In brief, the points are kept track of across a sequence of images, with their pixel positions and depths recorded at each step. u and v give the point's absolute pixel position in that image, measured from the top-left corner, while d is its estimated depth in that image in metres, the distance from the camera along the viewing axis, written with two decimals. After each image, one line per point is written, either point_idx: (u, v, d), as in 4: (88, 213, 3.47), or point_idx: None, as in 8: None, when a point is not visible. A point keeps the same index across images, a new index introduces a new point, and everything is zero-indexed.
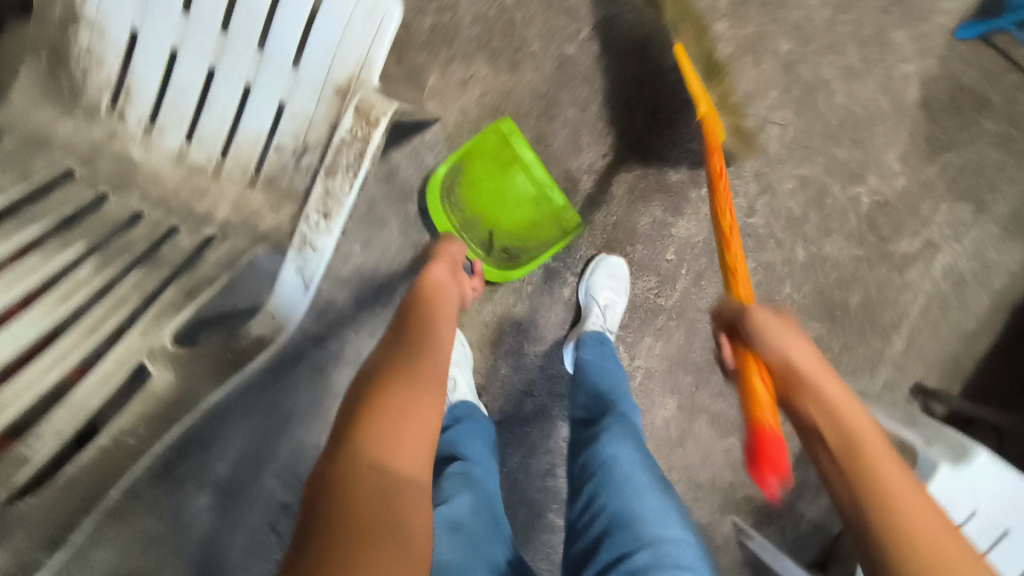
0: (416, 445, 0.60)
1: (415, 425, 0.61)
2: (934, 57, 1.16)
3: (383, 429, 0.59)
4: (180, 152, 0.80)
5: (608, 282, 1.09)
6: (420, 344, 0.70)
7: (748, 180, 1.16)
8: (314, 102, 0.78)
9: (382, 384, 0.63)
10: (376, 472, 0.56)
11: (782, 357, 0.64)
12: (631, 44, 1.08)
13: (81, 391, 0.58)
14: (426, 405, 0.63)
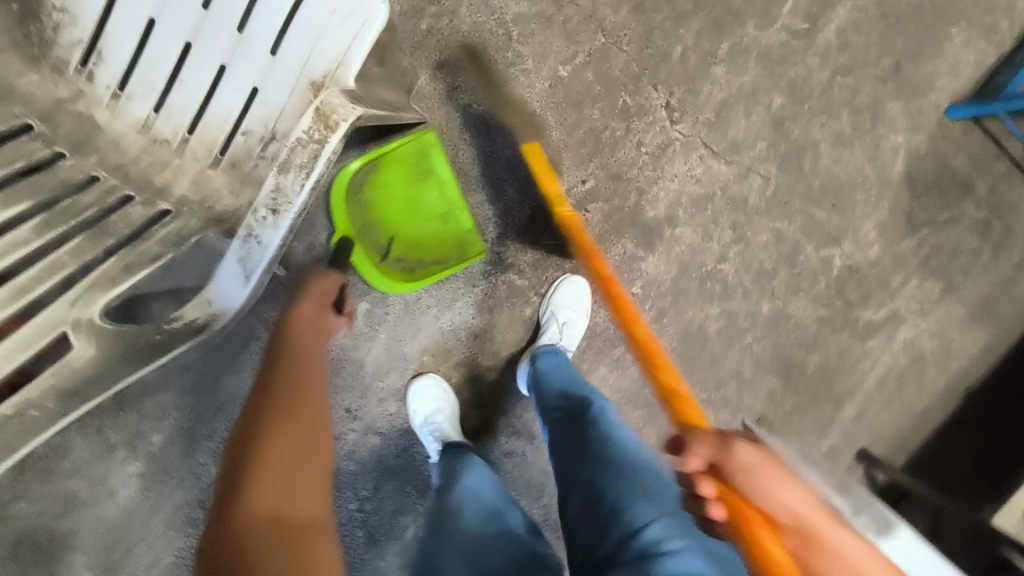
0: (309, 486, 0.59)
1: (315, 465, 0.61)
2: (924, 133, 1.16)
3: (279, 479, 0.57)
4: (145, 121, 0.80)
5: (569, 301, 1.11)
6: (296, 380, 0.67)
7: (724, 228, 1.15)
8: (287, 93, 0.78)
9: (264, 435, 0.60)
10: (278, 528, 0.55)
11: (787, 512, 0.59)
12: (625, 78, 1.09)
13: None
14: (312, 447, 0.61)
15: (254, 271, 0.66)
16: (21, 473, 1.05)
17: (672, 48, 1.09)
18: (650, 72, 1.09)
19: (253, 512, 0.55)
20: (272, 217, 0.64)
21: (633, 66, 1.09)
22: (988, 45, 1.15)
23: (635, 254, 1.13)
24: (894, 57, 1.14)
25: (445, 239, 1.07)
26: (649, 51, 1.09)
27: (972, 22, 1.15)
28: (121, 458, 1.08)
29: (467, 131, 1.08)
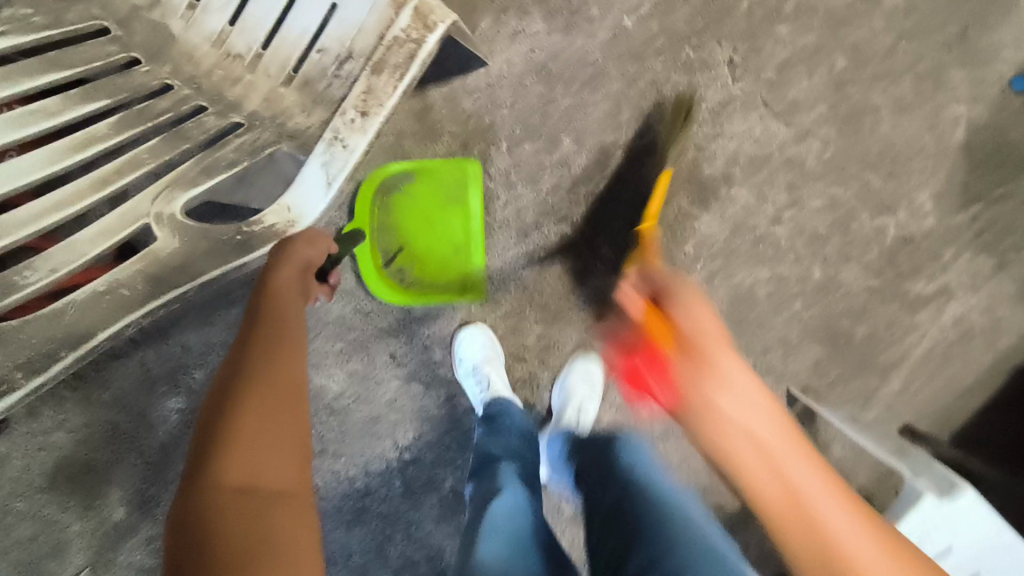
0: (280, 452, 0.54)
1: (276, 428, 0.55)
2: (985, 104, 1.15)
3: (245, 445, 0.53)
4: (219, 35, 0.78)
5: (603, 334, 1.05)
6: (273, 340, 0.61)
7: (780, 190, 1.13)
8: (366, 11, 0.76)
9: (235, 399, 0.56)
10: (243, 496, 0.51)
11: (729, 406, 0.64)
12: (688, 31, 1.08)
13: (81, 236, 0.61)
14: (287, 413, 0.56)
15: (336, 176, 0.77)
16: (63, 400, 1.05)
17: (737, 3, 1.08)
18: (714, 27, 1.08)
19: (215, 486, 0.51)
20: (360, 120, 0.76)
21: (697, 20, 1.08)
22: None
23: (689, 213, 1.12)
24: (960, 25, 1.12)
25: (452, 268, 1.09)
26: (713, 6, 1.08)
27: None
28: (162, 392, 1.08)
29: (527, 77, 1.06)
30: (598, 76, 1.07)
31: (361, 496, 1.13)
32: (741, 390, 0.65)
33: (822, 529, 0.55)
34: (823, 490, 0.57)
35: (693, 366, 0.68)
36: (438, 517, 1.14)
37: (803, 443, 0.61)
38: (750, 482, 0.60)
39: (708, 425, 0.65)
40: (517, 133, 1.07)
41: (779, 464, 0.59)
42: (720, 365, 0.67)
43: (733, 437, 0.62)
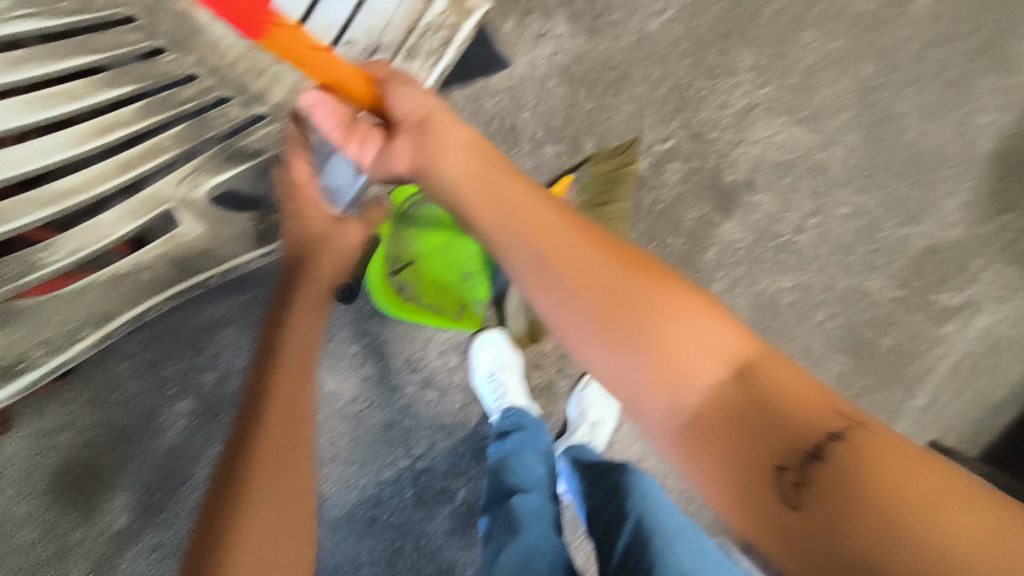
0: (286, 555, 0.55)
1: (292, 469, 0.58)
2: (1014, 113, 1.13)
3: (251, 556, 0.53)
4: (245, 26, 0.76)
5: (600, 401, 1.07)
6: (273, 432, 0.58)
7: (803, 197, 1.11)
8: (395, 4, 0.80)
9: (239, 506, 0.55)
10: None
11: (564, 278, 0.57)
12: (712, 36, 1.07)
13: (107, 219, 0.63)
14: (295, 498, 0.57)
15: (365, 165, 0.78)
16: (67, 403, 1.01)
17: (762, 9, 1.08)
18: (738, 32, 1.07)
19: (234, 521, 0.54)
20: None
21: (722, 25, 1.07)
22: None
23: (712, 219, 1.10)
24: (984, 34, 1.12)
25: (454, 292, 1.04)
26: (738, 11, 1.07)
27: None
28: (172, 394, 1.06)
29: (551, 79, 1.05)
30: (622, 79, 1.06)
31: (372, 506, 1.08)
32: (537, 225, 0.60)
33: (716, 370, 0.52)
34: (716, 344, 0.53)
35: (490, 210, 0.61)
36: (450, 530, 1.10)
37: (669, 286, 0.56)
38: (615, 343, 0.55)
39: (553, 274, 0.57)
40: (539, 136, 1.06)
41: (671, 327, 0.54)
42: (548, 223, 0.59)
43: (588, 287, 0.56)
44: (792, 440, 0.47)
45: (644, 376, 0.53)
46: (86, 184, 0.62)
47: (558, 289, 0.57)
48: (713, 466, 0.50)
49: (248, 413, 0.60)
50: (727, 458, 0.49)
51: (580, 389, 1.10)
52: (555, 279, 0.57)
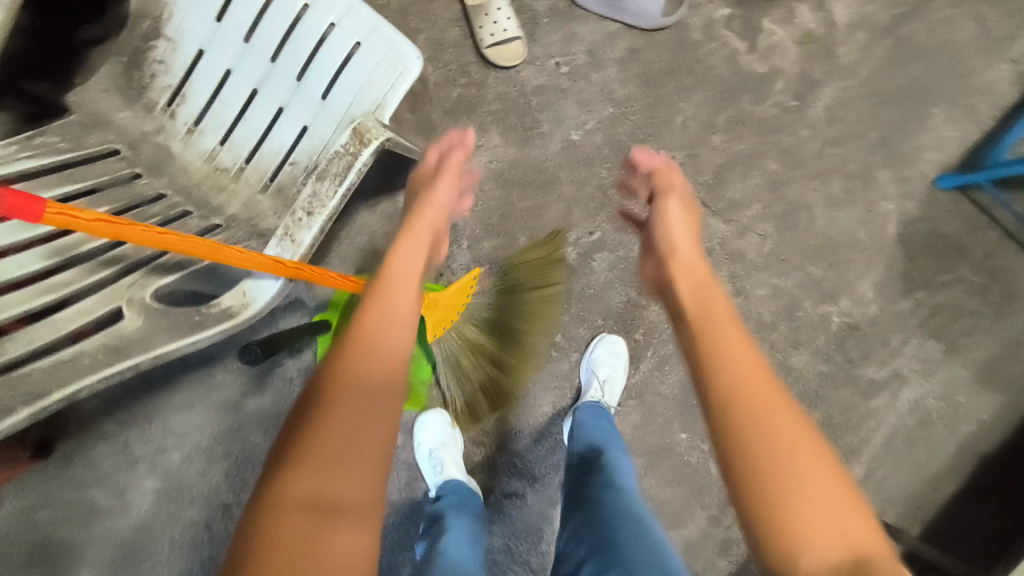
0: (350, 476, 0.61)
1: (354, 465, 0.61)
2: (914, 202, 1.24)
3: (323, 465, 0.60)
4: (211, 153, 0.94)
5: (608, 359, 1.15)
6: (362, 363, 0.69)
7: (724, 281, 1.21)
8: (332, 130, 0.92)
9: (316, 430, 0.63)
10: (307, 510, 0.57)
11: (733, 343, 0.72)
12: (630, 142, 1.21)
13: (62, 315, 0.68)
14: (369, 435, 0.64)
15: None
16: (51, 480, 1.13)
17: (675, 117, 1.22)
18: (654, 138, 1.22)
19: (286, 497, 0.58)
20: None
21: (639, 132, 1.22)
22: (970, 124, 1.25)
23: (639, 301, 1.20)
24: (880, 132, 1.24)
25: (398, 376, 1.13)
26: (653, 120, 1.22)
27: (954, 102, 1.25)
28: (142, 473, 1.15)
29: (487, 183, 1.19)
30: (552, 181, 1.20)
31: None
32: (734, 356, 0.70)
33: (848, 539, 0.58)
34: (848, 528, 0.58)
35: (709, 349, 0.71)
36: None
37: (828, 463, 0.62)
38: (755, 476, 0.62)
39: (735, 380, 0.68)
40: (478, 232, 1.19)
41: (792, 456, 0.62)
42: (720, 316, 0.76)
43: (769, 435, 0.63)
44: (838, 549, 0.57)
45: (770, 510, 0.60)
46: (51, 286, 0.69)
47: (710, 336, 0.73)
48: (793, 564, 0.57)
49: (318, 406, 0.65)
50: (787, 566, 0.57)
51: (596, 340, 1.18)
52: (710, 333, 0.73)
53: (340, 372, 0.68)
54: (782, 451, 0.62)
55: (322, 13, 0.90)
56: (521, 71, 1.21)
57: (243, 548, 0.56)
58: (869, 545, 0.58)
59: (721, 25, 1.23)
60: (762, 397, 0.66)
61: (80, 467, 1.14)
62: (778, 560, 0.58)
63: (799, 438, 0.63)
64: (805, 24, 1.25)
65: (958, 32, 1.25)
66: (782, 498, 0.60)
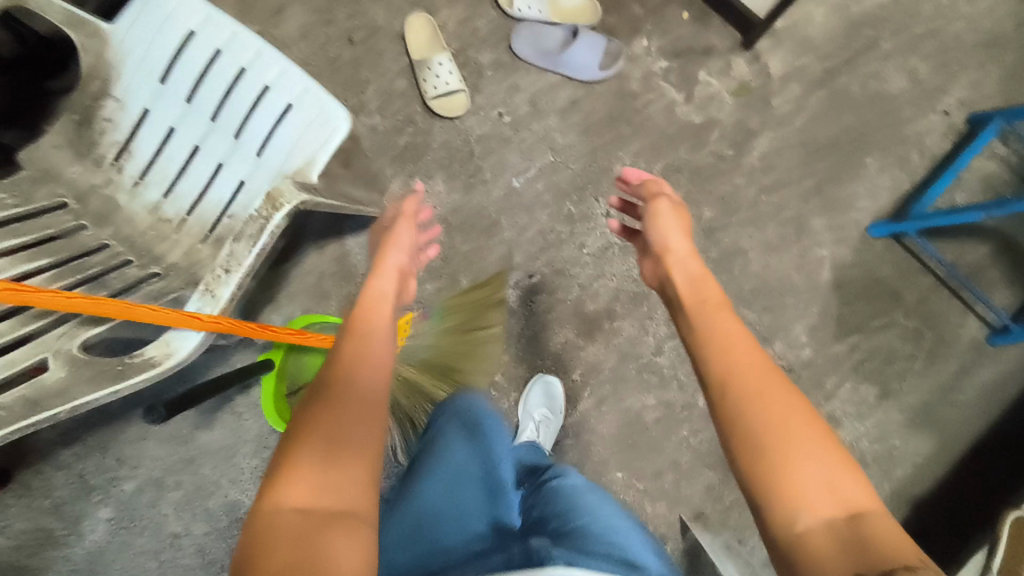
0: (340, 482, 0.59)
1: (356, 460, 0.61)
2: (848, 247, 1.28)
3: (311, 476, 0.58)
4: (156, 204, 1.00)
5: (542, 403, 1.19)
6: (344, 383, 0.69)
7: (659, 324, 1.25)
8: (267, 184, 0.97)
9: (301, 443, 0.61)
10: (303, 516, 0.55)
11: (724, 326, 0.74)
12: (570, 189, 1.27)
13: None
14: (357, 443, 0.63)
15: None
16: (7, 507, 1.17)
17: (613, 165, 1.27)
18: (593, 185, 1.27)
19: (280, 510, 0.56)
20: None
21: (578, 179, 1.27)
22: (901, 173, 1.30)
23: (576, 343, 1.23)
24: (814, 180, 1.29)
25: None
26: (592, 168, 1.27)
27: (885, 152, 1.30)
28: (95, 501, 1.19)
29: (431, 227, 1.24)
30: (494, 225, 1.25)
31: None
32: (728, 344, 0.71)
33: (846, 499, 0.56)
34: (845, 491, 0.56)
35: (710, 335, 0.72)
36: None
37: (823, 432, 0.60)
38: (755, 443, 0.60)
39: (727, 368, 0.67)
40: (421, 275, 1.24)
41: (785, 425, 0.60)
42: (714, 303, 0.79)
43: (762, 407, 0.62)
44: (835, 505, 0.55)
45: (769, 472, 0.58)
46: None
47: (707, 324, 0.75)
48: (792, 522, 0.55)
49: (316, 410, 0.65)
50: (788, 524, 0.55)
51: (533, 383, 1.22)
52: (705, 322, 0.76)
53: (337, 386, 0.69)
54: (762, 423, 0.61)
55: (257, 77, 0.97)
56: (466, 121, 1.27)
57: (248, 541, 0.53)
58: (865, 505, 0.56)
59: (660, 77, 1.29)
60: (752, 365, 0.66)
61: (36, 495, 1.18)
62: (779, 519, 0.55)
63: (781, 407, 0.61)
64: (742, 77, 1.30)
65: (889, 85, 1.31)
66: (780, 462, 0.58)
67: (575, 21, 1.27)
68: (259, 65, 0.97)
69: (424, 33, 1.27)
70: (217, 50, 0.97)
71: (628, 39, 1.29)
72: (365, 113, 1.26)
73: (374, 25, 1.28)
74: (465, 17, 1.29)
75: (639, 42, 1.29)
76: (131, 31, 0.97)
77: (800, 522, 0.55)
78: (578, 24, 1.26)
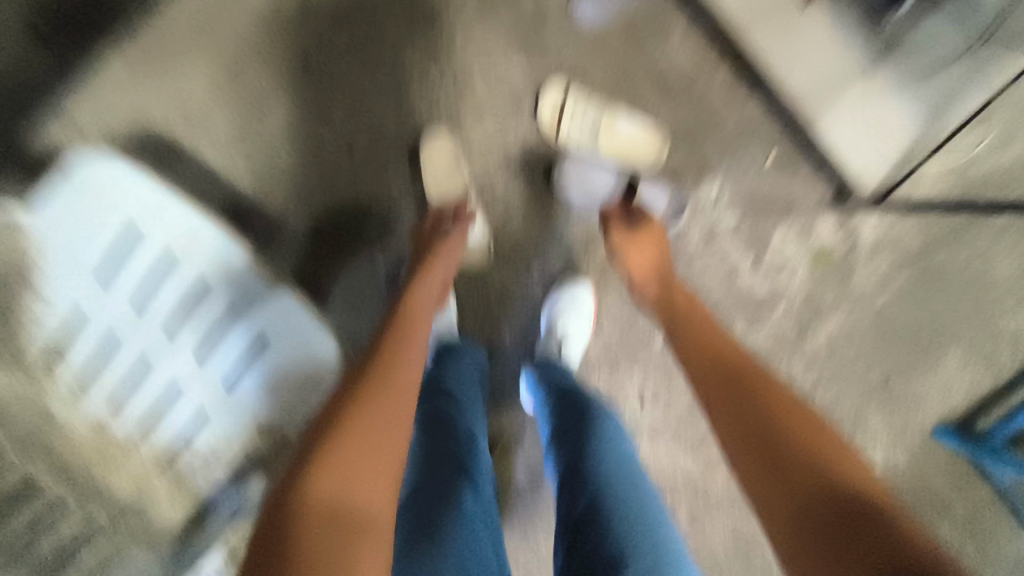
0: (371, 475, 0.53)
1: (384, 469, 0.55)
2: (904, 450, 1.13)
3: (341, 468, 0.51)
4: (100, 421, 0.77)
5: None
6: (378, 368, 0.65)
7: (679, 518, 1.12)
8: (237, 423, 0.81)
9: (343, 421, 0.56)
10: (330, 520, 0.47)
11: (762, 377, 0.69)
12: (600, 361, 1.08)
13: None
14: (394, 431, 0.59)
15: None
16: None
17: (655, 335, 1.08)
18: (627, 359, 1.08)
19: (310, 501, 0.48)
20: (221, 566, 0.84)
21: (609, 351, 1.08)
22: (986, 372, 1.11)
23: None
24: (882, 372, 1.10)
25: None
26: (628, 338, 1.08)
27: (972, 347, 1.10)
28: None
29: None
30: (509, 394, 1.08)
31: None
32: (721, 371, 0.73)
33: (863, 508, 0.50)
34: (872, 488, 0.54)
35: (737, 376, 0.69)
36: None
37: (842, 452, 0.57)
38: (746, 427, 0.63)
39: (766, 403, 0.64)
40: None
41: (812, 445, 0.58)
42: (738, 364, 0.72)
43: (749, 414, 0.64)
44: (813, 465, 0.56)
45: (811, 484, 0.54)
46: None
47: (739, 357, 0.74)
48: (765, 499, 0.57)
49: (353, 402, 0.59)
50: (767, 480, 0.58)
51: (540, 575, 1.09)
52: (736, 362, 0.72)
53: (372, 376, 0.63)
54: (794, 430, 0.60)
55: (222, 294, 0.80)
56: (486, 267, 1.05)
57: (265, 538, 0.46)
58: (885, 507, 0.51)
59: (724, 236, 1.06)
60: (770, 383, 0.67)
61: None
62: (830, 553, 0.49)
63: (806, 423, 0.61)
64: (824, 242, 1.07)
65: (995, 268, 1.09)
66: (764, 434, 0.62)
67: (635, 158, 1.02)
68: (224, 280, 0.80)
69: (445, 161, 1.00)
70: (170, 254, 0.78)
71: (692, 183, 1.04)
72: (363, 248, 1.01)
73: (378, 134, 1.01)
74: (496, 135, 1.03)
75: (706, 188, 1.05)
76: (59, 220, 0.75)
77: (788, 485, 0.56)
78: (637, 168, 1.01)
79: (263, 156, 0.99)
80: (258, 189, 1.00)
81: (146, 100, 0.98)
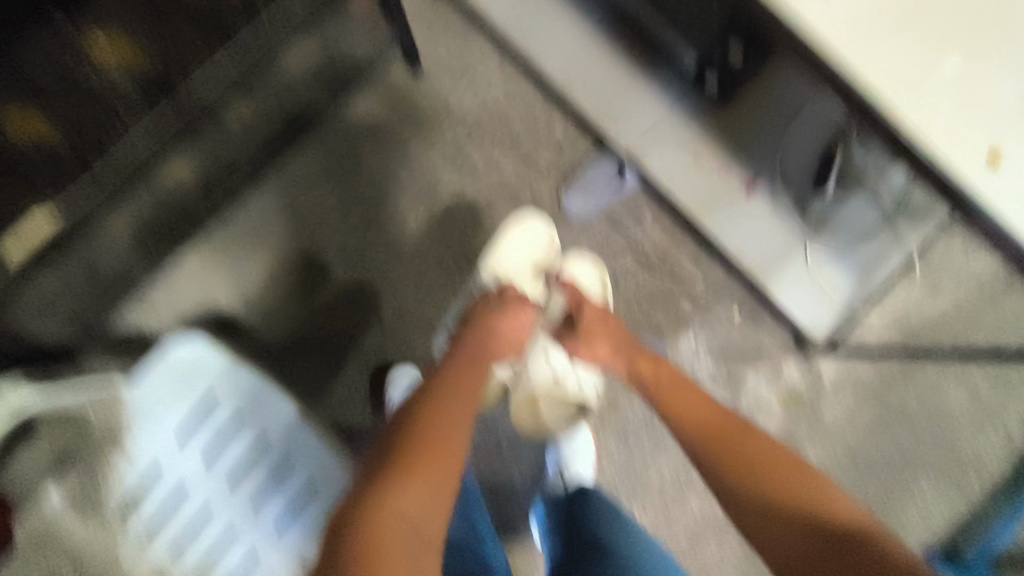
0: (422, 491, 0.72)
1: (438, 493, 0.74)
2: None
3: (415, 485, 0.72)
4: (162, 564, 0.90)
5: None
6: (432, 414, 0.82)
7: None
8: (282, 567, 0.91)
9: (400, 457, 0.75)
10: (411, 526, 0.68)
11: (687, 397, 0.88)
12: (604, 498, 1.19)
13: None
14: (446, 461, 0.77)
15: None
16: None
17: (653, 475, 1.19)
18: (629, 494, 1.19)
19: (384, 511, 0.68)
20: None
21: (613, 488, 1.19)
22: (959, 497, 1.21)
23: None
24: (863, 500, 1.22)
25: None
26: (628, 474, 1.19)
27: (942, 474, 1.22)
28: None
29: None
30: (523, 536, 1.18)
31: None
32: (690, 409, 0.86)
33: (838, 518, 0.67)
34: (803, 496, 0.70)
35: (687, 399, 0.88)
36: None
37: (797, 467, 0.74)
38: (717, 439, 0.81)
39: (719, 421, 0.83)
40: None
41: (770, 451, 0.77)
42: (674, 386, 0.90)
43: (715, 447, 0.80)
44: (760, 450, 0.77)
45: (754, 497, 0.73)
46: None
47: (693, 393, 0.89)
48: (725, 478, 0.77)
49: (414, 430, 0.79)
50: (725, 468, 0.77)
51: None
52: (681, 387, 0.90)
53: (427, 425, 0.80)
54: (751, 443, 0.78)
55: (274, 454, 0.92)
56: (498, 418, 1.19)
57: (357, 516, 0.68)
58: (860, 516, 0.67)
59: (705, 379, 1.22)
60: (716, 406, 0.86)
61: None
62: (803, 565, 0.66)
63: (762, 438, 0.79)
64: (793, 383, 1.22)
65: (949, 400, 1.23)
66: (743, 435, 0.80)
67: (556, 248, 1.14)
68: (280, 437, 0.92)
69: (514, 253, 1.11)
70: (240, 416, 0.92)
71: (672, 338, 1.22)
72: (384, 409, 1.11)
73: (403, 308, 1.16)
74: None
75: (685, 341, 1.23)
76: (149, 394, 0.90)
77: (764, 452, 0.77)
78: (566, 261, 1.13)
79: (304, 328, 1.16)
80: (300, 359, 1.16)
81: (214, 287, 1.16)
